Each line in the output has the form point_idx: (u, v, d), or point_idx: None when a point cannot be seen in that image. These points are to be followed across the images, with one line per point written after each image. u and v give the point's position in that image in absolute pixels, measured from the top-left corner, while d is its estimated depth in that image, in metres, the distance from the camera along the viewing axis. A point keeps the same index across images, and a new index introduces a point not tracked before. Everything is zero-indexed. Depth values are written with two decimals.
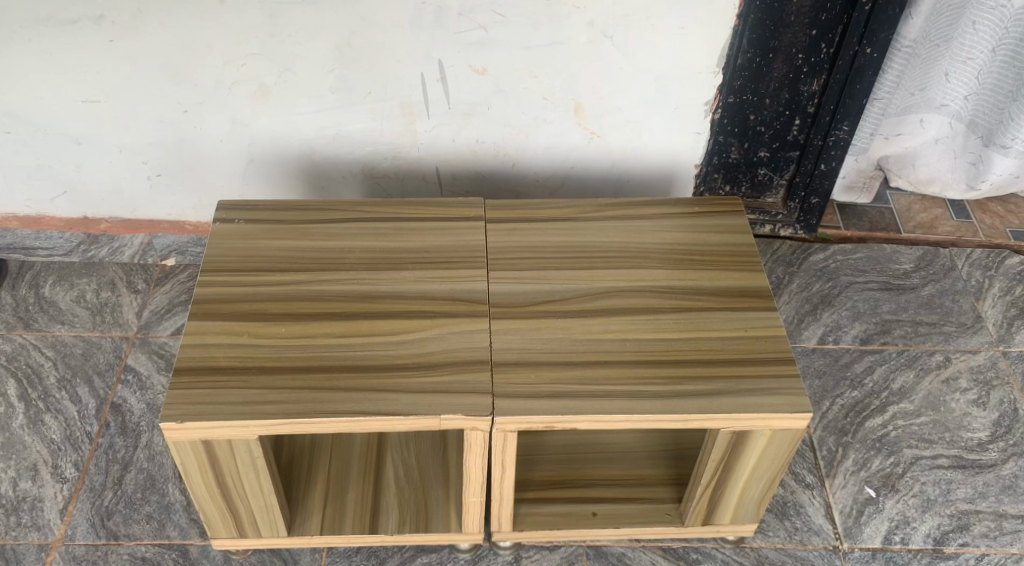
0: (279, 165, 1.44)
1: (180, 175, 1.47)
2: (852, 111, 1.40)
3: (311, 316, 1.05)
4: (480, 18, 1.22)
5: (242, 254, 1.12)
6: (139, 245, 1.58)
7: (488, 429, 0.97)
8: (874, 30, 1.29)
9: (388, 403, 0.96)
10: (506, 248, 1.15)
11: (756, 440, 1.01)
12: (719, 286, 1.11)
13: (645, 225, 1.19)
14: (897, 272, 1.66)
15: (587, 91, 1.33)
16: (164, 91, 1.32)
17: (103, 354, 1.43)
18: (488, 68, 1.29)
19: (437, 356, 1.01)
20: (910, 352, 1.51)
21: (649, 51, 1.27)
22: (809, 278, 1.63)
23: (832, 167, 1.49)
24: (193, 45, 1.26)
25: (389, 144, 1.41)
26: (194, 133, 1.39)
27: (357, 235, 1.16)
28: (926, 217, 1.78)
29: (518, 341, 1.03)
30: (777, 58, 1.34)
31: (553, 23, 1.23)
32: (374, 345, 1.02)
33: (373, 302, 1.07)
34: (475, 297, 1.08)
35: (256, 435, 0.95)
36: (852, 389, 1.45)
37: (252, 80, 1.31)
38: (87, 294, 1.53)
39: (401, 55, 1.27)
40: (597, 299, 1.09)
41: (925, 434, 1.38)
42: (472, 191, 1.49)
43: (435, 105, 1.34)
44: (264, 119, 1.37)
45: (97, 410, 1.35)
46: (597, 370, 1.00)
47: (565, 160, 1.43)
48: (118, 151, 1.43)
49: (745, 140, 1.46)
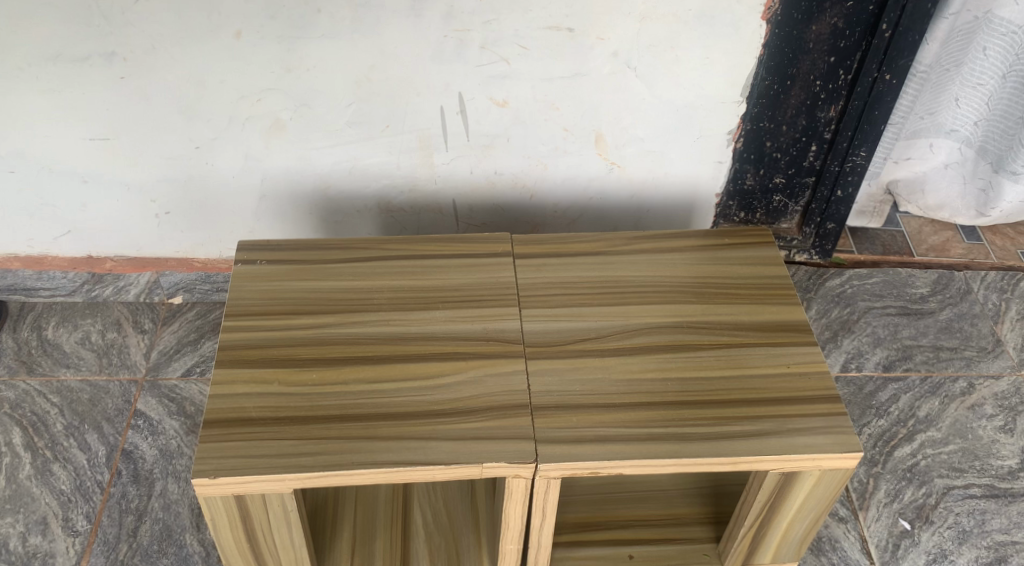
0: (292, 199, 1.41)
1: (190, 212, 1.42)
2: (870, 137, 1.39)
3: (342, 360, 1.01)
4: (502, 50, 1.20)
5: (266, 297, 1.09)
6: (145, 283, 1.53)
7: (531, 476, 0.94)
8: (893, 57, 1.28)
9: (429, 452, 0.93)
10: (536, 284, 1.12)
11: (803, 480, 0.99)
12: (756, 320, 1.09)
13: (677, 257, 1.17)
14: (914, 296, 1.65)
15: (608, 121, 1.30)
16: (176, 127, 1.29)
17: (111, 399, 1.38)
18: (508, 100, 1.26)
19: (475, 401, 0.98)
20: (934, 379, 1.49)
21: (672, 81, 1.25)
22: (827, 304, 1.62)
23: (848, 193, 1.48)
24: (205, 80, 1.23)
25: (406, 177, 1.38)
26: (206, 169, 1.36)
27: (382, 273, 1.13)
28: (938, 240, 1.78)
29: (556, 382, 1.01)
30: (795, 86, 1.31)
31: (575, 56, 1.21)
32: (410, 390, 0.99)
33: (407, 345, 1.04)
34: (510, 337, 1.05)
35: (291, 488, 0.92)
36: (879, 418, 1.43)
37: (268, 115, 1.28)
38: (92, 336, 1.49)
39: (422, 87, 1.24)
40: (633, 336, 1.06)
41: (955, 463, 1.37)
42: (489, 223, 1.46)
43: (453, 137, 1.32)
44: (276, 154, 1.33)
45: (108, 458, 1.30)
46: (640, 413, 0.98)
47: (584, 192, 1.41)
48: (126, 189, 1.38)
49: (760, 167, 1.42)
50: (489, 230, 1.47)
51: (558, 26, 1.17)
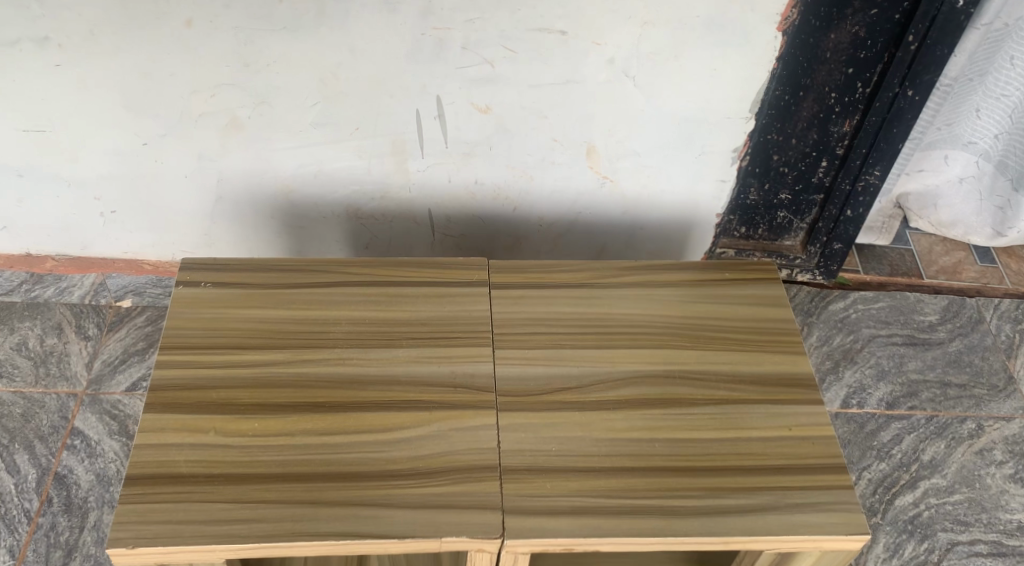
0: (250, 203, 1.28)
1: (138, 211, 1.29)
2: (886, 155, 1.25)
3: (288, 407, 0.90)
4: (487, 52, 1.06)
5: (208, 326, 0.96)
6: (90, 285, 1.41)
7: (497, 551, 0.83)
8: (917, 71, 1.14)
9: (382, 523, 0.82)
10: (514, 319, 1.00)
11: (802, 559, 0.88)
12: (758, 372, 0.97)
13: (672, 292, 1.05)
14: (923, 324, 1.53)
15: (602, 133, 1.17)
16: (120, 122, 1.16)
17: (47, 415, 1.26)
18: (492, 106, 1.13)
19: (438, 461, 0.87)
20: (940, 419, 1.39)
21: (675, 92, 1.11)
22: (830, 330, 1.51)
23: (859, 213, 1.33)
24: (152, 71, 1.09)
25: (378, 183, 1.24)
26: (155, 167, 1.22)
27: (340, 302, 1.00)
28: (949, 261, 1.66)
29: (529, 440, 0.89)
30: (808, 97, 1.19)
31: (568, 61, 1.07)
32: (364, 446, 0.87)
33: (364, 391, 0.92)
34: (481, 384, 0.93)
35: (223, 558, 0.81)
36: (880, 462, 1.33)
37: (222, 112, 1.14)
38: (30, 341, 1.35)
39: (394, 89, 1.11)
40: (620, 387, 0.95)
41: (961, 516, 1.27)
42: (468, 235, 1.34)
43: (430, 143, 1.18)
44: (233, 154, 1.20)
45: (38, 483, 1.19)
46: (622, 480, 0.87)
47: (572, 206, 1.28)
48: (66, 185, 1.25)
49: (765, 181, 1.30)
50: (467, 254, 1.36)
51: (549, 28, 1.03)
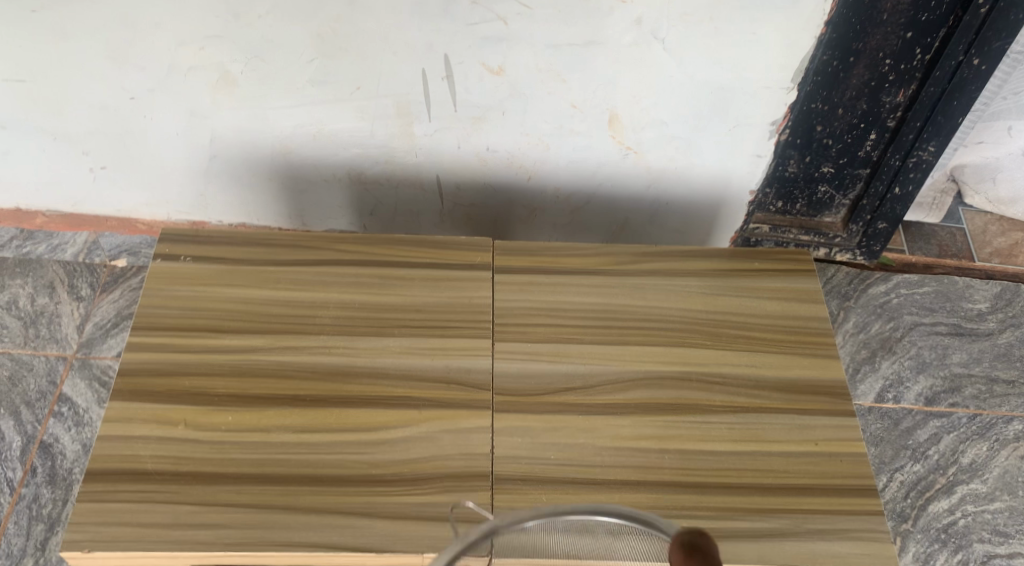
0: (247, 164, 1.19)
1: (129, 169, 1.21)
2: (944, 129, 1.11)
3: (265, 400, 0.83)
4: (499, 8, 0.95)
5: (185, 307, 0.89)
6: (83, 243, 1.34)
7: None
8: (987, 37, 1.00)
9: (358, 534, 0.75)
10: (517, 307, 0.91)
11: None
12: (784, 377, 0.88)
13: (694, 283, 0.95)
14: (971, 313, 1.41)
15: (626, 100, 1.06)
16: (103, 74, 1.07)
17: (34, 378, 1.21)
18: (504, 68, 1.02)
19: (424, 467, 0.79)
20: (984, 418, 1.28)
21: (708, 56, 0.99)
22: (868, 317, 1.39)
23: (908, 191, 1.20)
24: (134, 20, 1.00)
25: (382, 147, 1.15)
26: (143, 124, 1.14)
27: (330, 283, 0.92)
28: (1005, 243, 1.51)
29: (525, 446, 0.81)
30: (859, 63, 1.05)
31: (590, 21, 0.96)
32: (345, 447, 0.80)
33: (349, 384, 0.84)
34: (476, 381, 0.85)
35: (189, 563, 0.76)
36: (914, 463, 1.23)
37: (211, 66, 1.05)
38: (21, 300, 1.29)
39: (397, 46, 1.00)
40: (630, 389, 0.86)
41: (1000, 526, 1.18)
42: (479, 204, 1.24)
43: (438, 106, 1.08)
44: (225, 112, 1.11)
45: (22, 451, 1.14)
46: (625, 495, 0.79)
47: (592, 177, 1.18)
48: (52, 139, 1.18)
49: (806, 153, 1.16)
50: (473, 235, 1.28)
51: None
